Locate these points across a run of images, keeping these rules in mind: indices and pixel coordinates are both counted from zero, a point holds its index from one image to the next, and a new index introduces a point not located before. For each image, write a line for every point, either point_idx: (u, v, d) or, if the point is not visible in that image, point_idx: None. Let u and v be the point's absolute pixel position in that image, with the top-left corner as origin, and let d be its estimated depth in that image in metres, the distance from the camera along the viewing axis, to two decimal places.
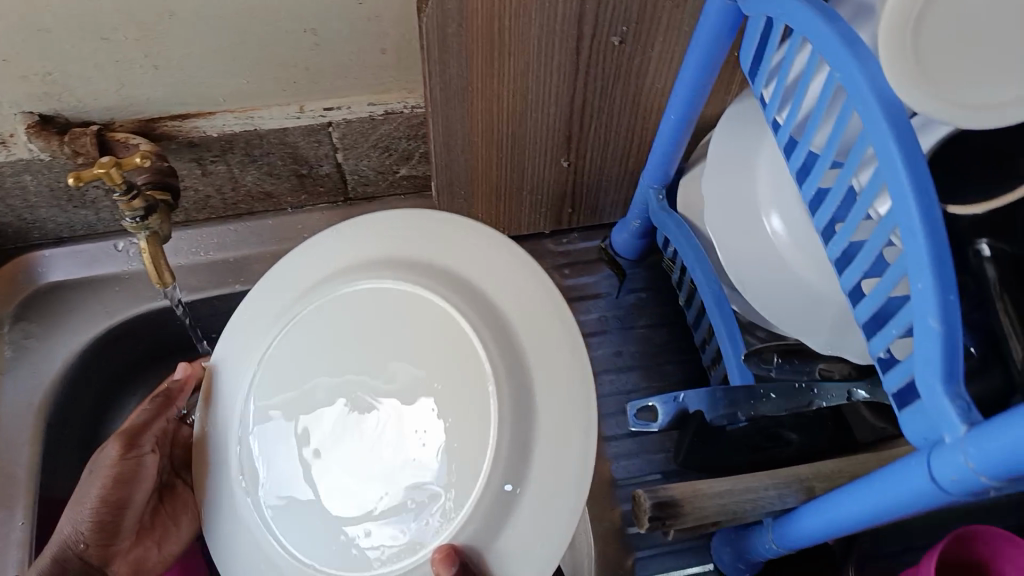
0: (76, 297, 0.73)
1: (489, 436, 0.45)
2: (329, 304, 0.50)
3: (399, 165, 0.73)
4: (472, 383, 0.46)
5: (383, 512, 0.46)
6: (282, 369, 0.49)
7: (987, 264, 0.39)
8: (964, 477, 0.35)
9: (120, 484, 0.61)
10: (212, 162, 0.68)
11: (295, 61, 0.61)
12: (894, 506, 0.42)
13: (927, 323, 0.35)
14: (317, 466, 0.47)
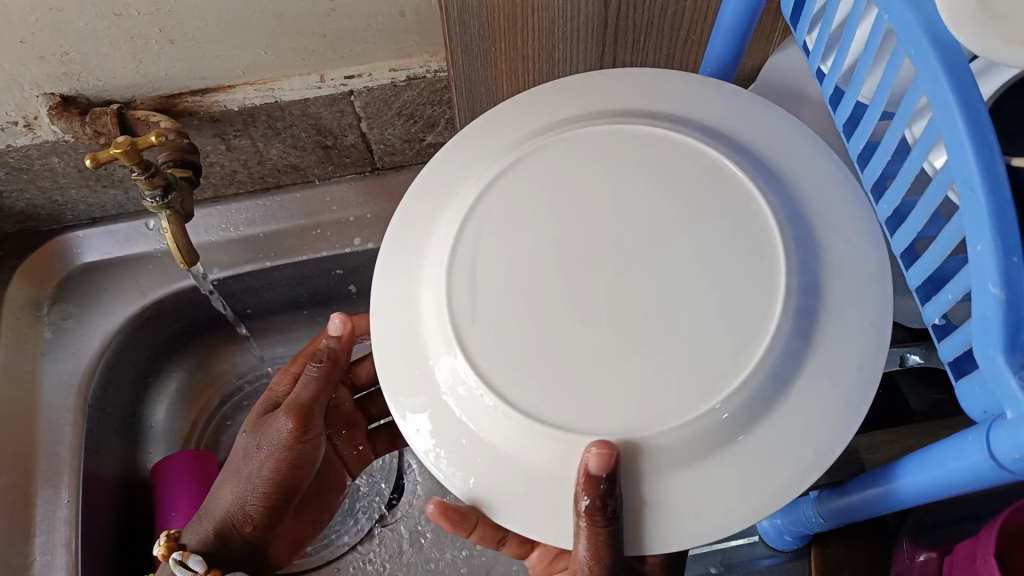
0: (111, 277, 0.73)
1: (762, 290, 0.40)
2: (588, 150, 0.46)
3: (426, 132, 0.71)
4: (752, 238, 0.42)
5: (619, 374, 0.40)
6: (514, 216, 0.44)
7: None
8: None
9: (296, 466, 0.60)
10: (236, 136, 0.67)
11: (312, 29, 0.59)
12: (946, 484, 0.39)
13: (988, 289, 0.32)
14: (534, 311, 0.42)
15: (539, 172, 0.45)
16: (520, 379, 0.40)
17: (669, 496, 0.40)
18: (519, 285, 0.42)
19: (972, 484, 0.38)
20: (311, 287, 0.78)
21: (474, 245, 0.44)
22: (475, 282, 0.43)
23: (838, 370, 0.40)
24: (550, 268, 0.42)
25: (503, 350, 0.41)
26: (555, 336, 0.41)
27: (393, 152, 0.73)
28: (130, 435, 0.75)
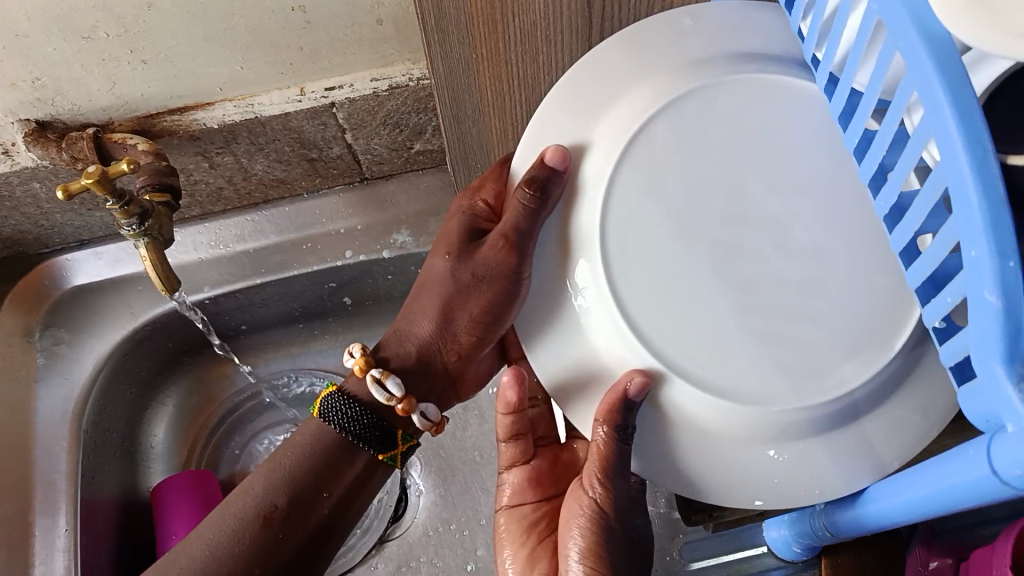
0: (102, 299, 0.72)
1: (834, 309, 0.45)
2: (706, 119, 0.45)
3: (413, 140, 0.69)
4: (833, 256, 0.45)
5: (735, 361, 0.44)
6: (660, 187, 0.45)
7: None
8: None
9: (460, 363, 0.57)
10: (218, 154, 0.65)
11: (288, 42, 0.57)
12: (945, 501, 0.38)
13: (985, 297, 0.30)
14: (671, 291, 0.45)
15: (696, 123, 0.45)
16: (669, 350, 0.44)
17: (755, 469, 0.46)
18: (699, 254, 0.45)
19: (978, 497, 0.36)
20: (305, 301, 0.77)
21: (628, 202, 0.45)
22: (636, 241, 0.45)
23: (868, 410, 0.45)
24: (698, 244, 0.45)
25: (657, 317, 0.44)
26: (702, 313, 0.44)
27: (381, 161, 0.71)
28: (130, 457, 0.74)
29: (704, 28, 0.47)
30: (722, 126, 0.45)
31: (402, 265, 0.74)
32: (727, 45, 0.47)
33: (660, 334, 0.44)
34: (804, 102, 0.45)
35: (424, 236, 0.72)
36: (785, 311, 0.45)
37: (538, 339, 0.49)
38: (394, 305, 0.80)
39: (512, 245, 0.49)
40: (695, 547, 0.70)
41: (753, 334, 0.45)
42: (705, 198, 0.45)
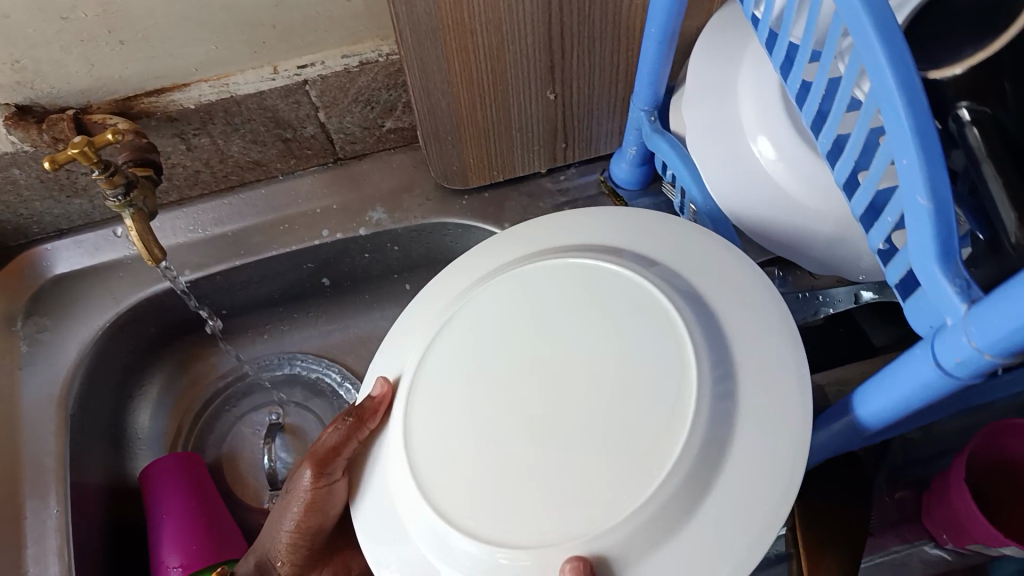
0: (84, 287, 0.73)
1: (656, 395, 0.41)
2: (503, 286, 0.49)
3: (384, 118, 0.72)
4: (659, 341, 0.43)
5: (530, 460, 0.40)
6: (442, 358, 0.47)
7: (969, 130, 0.33)
8: (984, 355, 0.32)
9: (306, 542, 0.60)
10: (195, 135, 0.67)
11: (262, 20, 0.60)
12: (897, 407, 0.41)
13: (918, 201, 0.33)
14: (461, 423, 0.43)
15: (559, 281, 0.48)
16: (456, 478, 0.42)
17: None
18: (487, 386, 0.44)
19: (928, 396, 0.38)
20: (283, 283, 0.79)
21: (427, 394, 0.46)
22: (436, 419, 0.44)
23: (752, 475, 0.39)
24: (488, 386, 0.44)
25: (479, 452, 0.42)
26: (505, 436, 0.42)
27: (353, 140, 0.74)
28: (116, 443, 0.75)
29: (538, 238, 0.53)
30: (522, 323, 0.46)
31: (378, 242, 0.77)
32: (562, 241, 0.52)
33: (459, 502, 0.41)
34: (529, 281, 0.48)
35: (399, 212, 0.75)
36: (608, 416, 0.41)
37: (366, 500, 0.48)
38: (371, 284, 0.83)
39: (320, 462, 0.53)
40: None
41: (556, 442, 0.41)
42: (520, 352, 0.45)
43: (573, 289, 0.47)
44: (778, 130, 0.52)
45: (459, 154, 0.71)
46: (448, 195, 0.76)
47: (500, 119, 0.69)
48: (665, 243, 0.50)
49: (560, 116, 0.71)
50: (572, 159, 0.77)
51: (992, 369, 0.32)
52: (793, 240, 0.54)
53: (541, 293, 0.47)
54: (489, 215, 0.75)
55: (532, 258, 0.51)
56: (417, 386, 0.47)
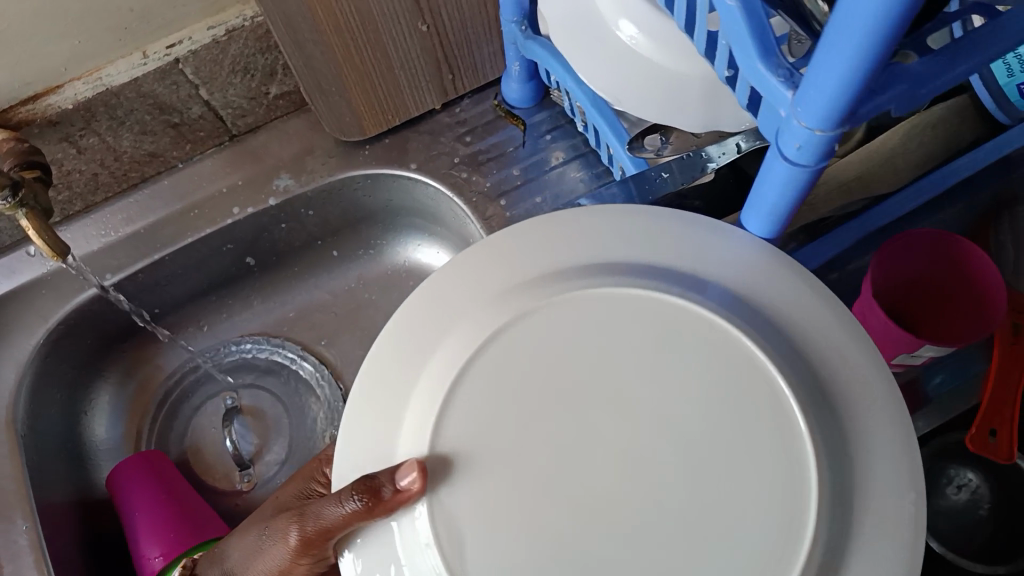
0: (8, 313, 0.72)
1: (782, 447, 0.36)
2: (533, 330, 0.40)
3: (267, 84, 0.73)
4: (749, 395, 0.37)
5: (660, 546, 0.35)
6: (482, 431, 0.37)
7: None
8: (815, 133, 0.34)
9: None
10: (81, 136, 0.67)
11: (118, 5, 0.60)
12: (771, 221, 0.43)
13: (726, 3, 0.35)
14: (538, 513, 0.36)
15: (592, 315, 0.40)
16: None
17: None
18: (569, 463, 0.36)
19: (790, 197, 0.39)
20: (209, 270, 0.79)
21: (469, 475, 0.37)
22: (497, 508, 0.36)
23: (880, 503, 0.35)
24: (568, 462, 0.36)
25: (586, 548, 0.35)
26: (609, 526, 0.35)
27: (243, 113, 0.75)
28: (76, 460, 0.75)
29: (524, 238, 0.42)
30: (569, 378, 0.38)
31: (292, 209, 0.78)
32: (560, 251, 0.42)
33: None
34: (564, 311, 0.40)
35: (305, 174, 0.76)
36: (725, 480, 0.36)
37: None
38: (297, 255, 0.83)
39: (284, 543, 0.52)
40: None
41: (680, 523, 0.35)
42: (592, 412, 0.37)
43: (626, 321, 0.39)
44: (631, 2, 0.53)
45: (347, 105, 0.73)
46: (349, 148, 0.77)
47: (380, 61, 0.70)
48: (693, 244, 0.42)
49: (440, 48, 0.72)
50: (462, 89, 0.78)
51: (831, 147, 0.35)
52: (672, 110, 0.55)
53: (575, 334, 0.39)
54: (393, 159, 0.77)
55: (555, 276, 0.41)
56: (444, 442, 0.37)
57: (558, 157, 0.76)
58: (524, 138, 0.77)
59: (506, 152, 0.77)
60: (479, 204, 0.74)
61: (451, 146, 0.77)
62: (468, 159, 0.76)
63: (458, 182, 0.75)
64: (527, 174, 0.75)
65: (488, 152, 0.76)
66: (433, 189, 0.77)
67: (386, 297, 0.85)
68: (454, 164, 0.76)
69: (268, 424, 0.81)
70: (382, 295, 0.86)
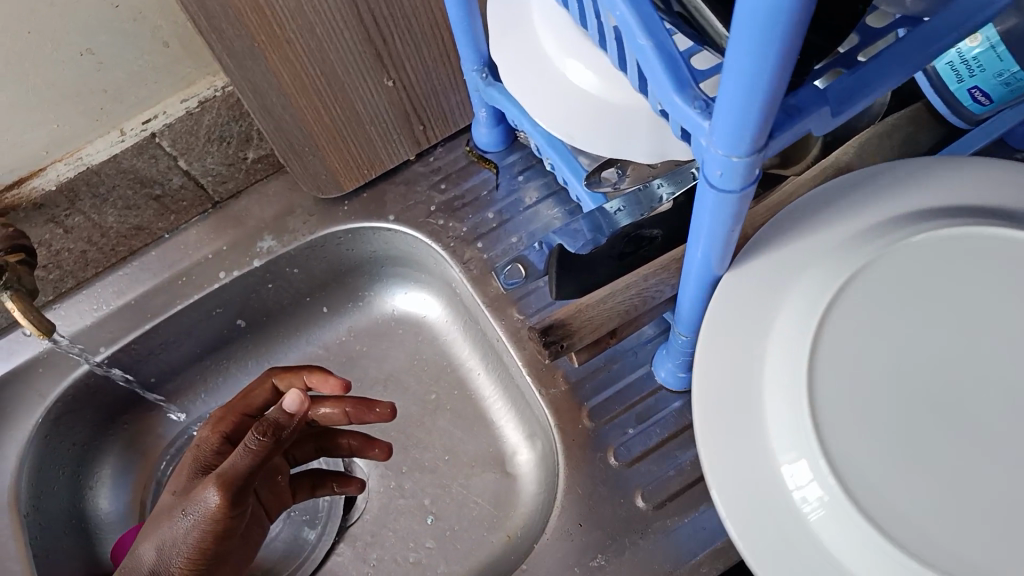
0: (10, 391, 0.75)
1: None
2: (845, 374, 0.43)
3: (245, 150, 0.75)
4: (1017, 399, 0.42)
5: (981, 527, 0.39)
6: (863, 447, 0.41)
7: None
8: (733, 159, 0.35)
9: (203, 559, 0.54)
10: (67, 215, 0.69)
11: (89, 88, 0.63)
12: (714, 251, 0.43)
13: (639, 43, 0.36)
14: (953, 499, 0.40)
15: (851, 406, 0.42)
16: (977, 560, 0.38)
17: None
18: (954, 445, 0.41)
19: (725, 225, 0.40)
20: (201, 335, 0.81)
21: (905, 472, 0.41)
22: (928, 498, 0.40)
23: None
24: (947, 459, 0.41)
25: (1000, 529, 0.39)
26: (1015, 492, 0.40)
27: (223, 179, 0.76)
28: (81, 530, 0.76)
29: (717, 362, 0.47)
30: (916, 386, 0.42)
31: (277, 269, 0.79)
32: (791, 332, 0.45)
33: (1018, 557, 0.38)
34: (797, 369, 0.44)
35: (287, 234, 0.78)
36: None
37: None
38: (287, 312, 0.85)
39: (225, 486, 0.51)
40: (603, 406, 0.67)
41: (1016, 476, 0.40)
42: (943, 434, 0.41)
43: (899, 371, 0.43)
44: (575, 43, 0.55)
45: (322, 163, 0.74)
46: (328, 205, 0.79)
47: (350, 118, 0.72)
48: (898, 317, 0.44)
49: (408, 102, 0.74)
50: (434, 137, 0.79)
51: (750, 170, 0.36)
52: (624, 145, 0.55)
53: (852, 390, 0.43)
54: (371, 211, 0.78)
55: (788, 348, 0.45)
56: (841, 495, 0.40)
57: (532, 196, 0.77)
58: (497, 180, 0.78)
59: (481, 195, 0.78)
60: (456, 248, 0.75)
61: (427, 195, 0.78)
62: (444, 206, 0.78)
63: (435, 229, 0.77)
64: (503, 215, 0.77)
65: (469, 194, 0.78)
66: (412, 238, 0.78)
67: (377, 347, 0.86)
68: (431, 212, 0.78)
69: None
70: (373, 345, 0.87)
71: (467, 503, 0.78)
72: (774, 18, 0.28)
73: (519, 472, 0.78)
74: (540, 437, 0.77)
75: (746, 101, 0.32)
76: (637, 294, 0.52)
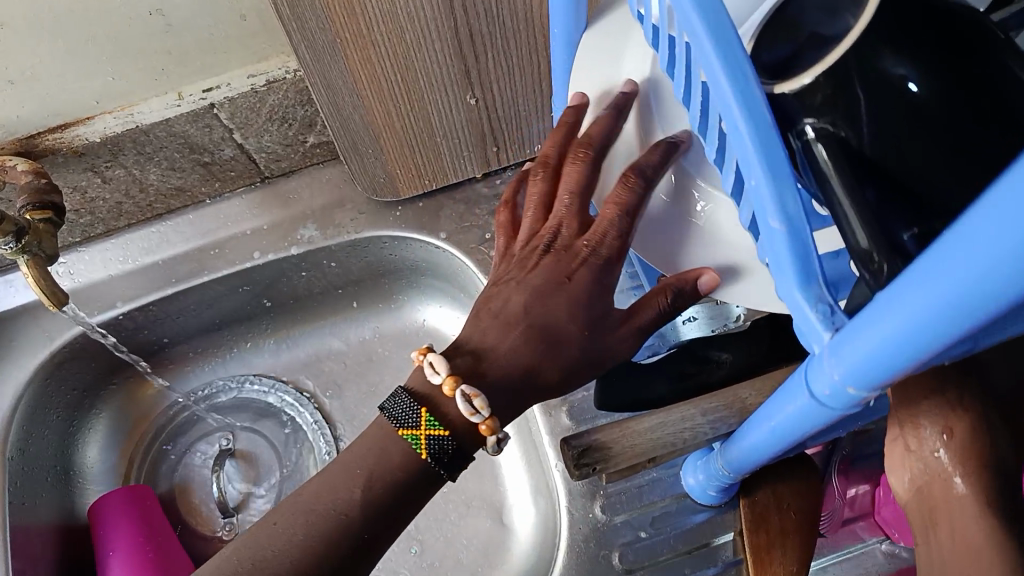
0: (18, 329, 0.72)
1: None
2: None
3: (305, 133, 0.70)
4: None
5: None
6: None
7: (815, 148, 0.31)
8: (848, 388, 0.29)
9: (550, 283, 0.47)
10: (108, 167, 0.65)
11: (154, 48, 0.58)
12: (789, 433, 0.38)
13: (769, 224, 0.30)
14: None
15: None
16: None
17: None
18: None
19: (810, 424, 0.35)
20: (223, 307, 0.77)
21: None
22: None
23: None
24: None
25: None
26: None
27: (278, 158, 0.72)
28: (64, 480, 0.74)
29: None
30: None
31: (314, 260, 0.75)
32: None
33: None
34: None
35: (331, 228, 0.73)
36: None
37: None
38: (315, 301, 0.81)
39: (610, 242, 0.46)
40: (616, 502, 0.63)
41: None
42: None
43: None
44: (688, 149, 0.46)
45: (382, 165, 0.69)
46: (380, 207, 0.74)
47: (422, 127, 0.66)
48: None
49: (486, 122, 0.68)
50: (506, 160, 0.74)
51: (861, 400, 0.30)
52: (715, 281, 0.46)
53: None
54: (423, 224, 0.73)
55: None
56: None
57: None
58: None
59: None
60: None
61: (484, 219, 0.73)
62: None
63: (485, 260, 0.71)
64: None
65: None
66: (458, 261, 0.73)
67: (399, 355, 0.82)
68: (485, 240, 0.72)
69: (260, 469, 0.78)
70: (395, 353, 0.83)
71: (456, 542, 0.75)
72: (982, 295, 0.21)
73: (515, 526, 0.74)
74: (545, 498, 0.72)
75: (890, 355, 0.26)
76: (691, 428, 0.47)
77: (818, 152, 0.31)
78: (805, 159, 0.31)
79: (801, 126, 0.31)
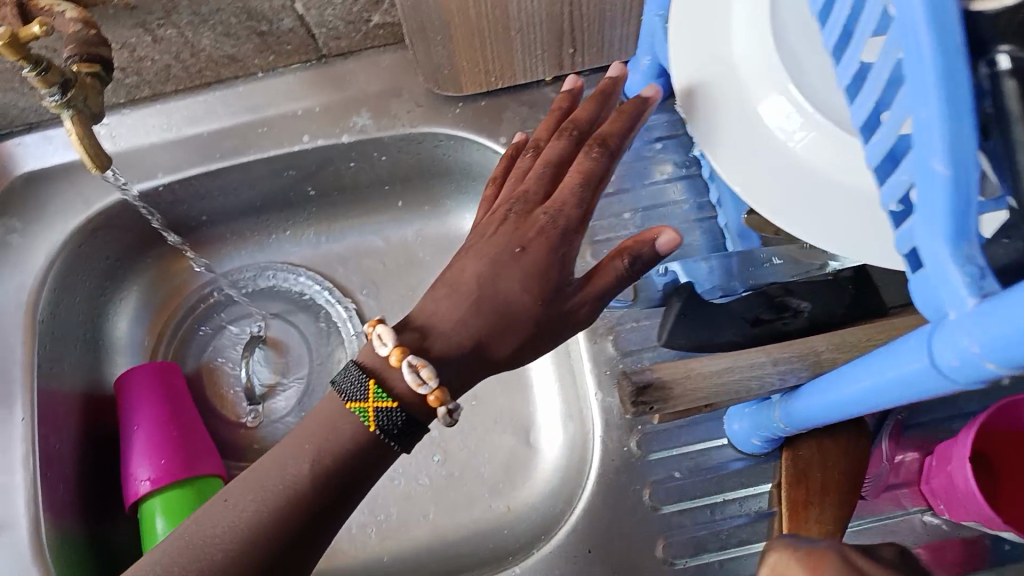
0: (55, 188, 0.70)
1: None
2: None
3: (370, 12, 0.65)
4: None
5: None
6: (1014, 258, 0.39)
7: (1004, 82, 0.26)
8: (986, 364, 0.26)
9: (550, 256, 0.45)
10: (160, 26, 0.61)
11: None
12: (882, 394, 0.35)
13: (931, 166, 0.26)
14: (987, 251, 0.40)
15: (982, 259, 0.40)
16: None
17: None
18: None
19: (922, 391, 0.31)
20: (264, 189, 0.74)
21: None
22: None
23: None
24: None
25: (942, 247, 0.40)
26: None
27: (338, 36, 0.67)
28: (93, 346, 0.73)
29: None
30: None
31: (364, 150, 0.72)
32: None
33: None
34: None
35: (386, 118, 0.69)
36: None
37: None
38: (359, 192, 0.78)
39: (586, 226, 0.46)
40: (653, 437, 0.61)
41: None
42: None
43: None
44: (806, 66, 0.43)
45: (449, 57, 0.64)
46: (439, 101, 0.69)
47: (498, 21, 0.61)
48: None
49: (568, 21, 0.63)
50: (579, 64, 0.68)
51: (995, 377, 0.26)
52: (805, 214, 0.44)
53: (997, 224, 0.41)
54: (483, 125, 0.69)
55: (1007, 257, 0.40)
56: None
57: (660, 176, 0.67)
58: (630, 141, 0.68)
59: None
60: None
61: None
62: None
63: None
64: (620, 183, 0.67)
65: None
66: None
67: (439, 260, 0.79)
68: None
69: (290, 359, 0.77)
70: (436, 258, 0.79)
71: (480, 455, 0.74)
72: None
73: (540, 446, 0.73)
74: (576, 423, 0.71)
75: None
76: (757, 376, 0.44)
77: (1006, 87, 0.26)
78: (984, 94, 0.27)
79: (993, 55, 0.27)
